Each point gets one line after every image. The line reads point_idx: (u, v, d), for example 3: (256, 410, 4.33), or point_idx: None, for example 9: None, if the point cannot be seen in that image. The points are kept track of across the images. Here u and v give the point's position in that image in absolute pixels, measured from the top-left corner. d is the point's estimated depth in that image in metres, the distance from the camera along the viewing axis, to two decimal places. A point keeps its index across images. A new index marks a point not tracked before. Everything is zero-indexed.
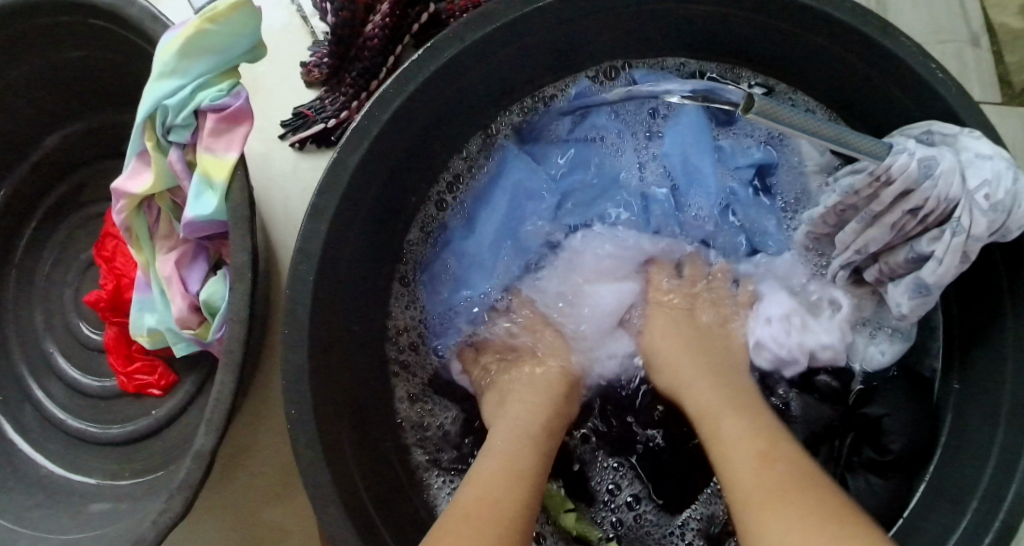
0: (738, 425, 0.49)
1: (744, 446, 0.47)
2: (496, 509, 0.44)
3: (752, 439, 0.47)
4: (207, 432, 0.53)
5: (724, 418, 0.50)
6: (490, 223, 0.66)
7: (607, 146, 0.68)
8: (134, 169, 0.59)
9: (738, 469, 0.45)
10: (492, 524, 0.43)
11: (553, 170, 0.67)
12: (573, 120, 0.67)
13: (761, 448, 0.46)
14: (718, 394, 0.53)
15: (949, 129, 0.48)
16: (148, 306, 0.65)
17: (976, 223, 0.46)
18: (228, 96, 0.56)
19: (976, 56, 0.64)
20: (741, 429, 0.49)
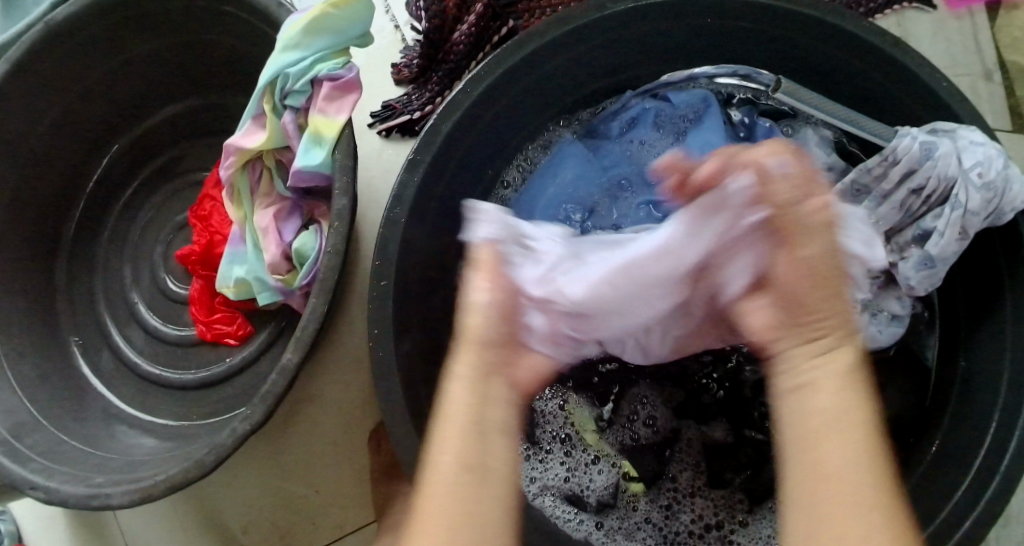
0: (862, 404, 0.41)
1: (832, 417, 0.41)
2: (467, 504, 0.40)
3: (863, 442, 0.40)
4: (294, 351, 0.60)
5: (818, 394, 0.42)
6: (548, 190, 0.73)
7: (648, 150, 0.74)
8: (248, 129, 0.68)
9: (840, 472, 0.39)
10: (455, 509, 0.39)
11: (605, 160, 0.74)
12: (622, 123, 0.73)
13: (867, 432, 0.40)
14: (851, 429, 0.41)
15: (949, 125, 0.58)
16: (239, 259, 0.71)
17: (972, 199, 0.56)
18: (343, 69, 0.65)
19: (988, 89, 0.76)
20: (846, 419, 0.40)
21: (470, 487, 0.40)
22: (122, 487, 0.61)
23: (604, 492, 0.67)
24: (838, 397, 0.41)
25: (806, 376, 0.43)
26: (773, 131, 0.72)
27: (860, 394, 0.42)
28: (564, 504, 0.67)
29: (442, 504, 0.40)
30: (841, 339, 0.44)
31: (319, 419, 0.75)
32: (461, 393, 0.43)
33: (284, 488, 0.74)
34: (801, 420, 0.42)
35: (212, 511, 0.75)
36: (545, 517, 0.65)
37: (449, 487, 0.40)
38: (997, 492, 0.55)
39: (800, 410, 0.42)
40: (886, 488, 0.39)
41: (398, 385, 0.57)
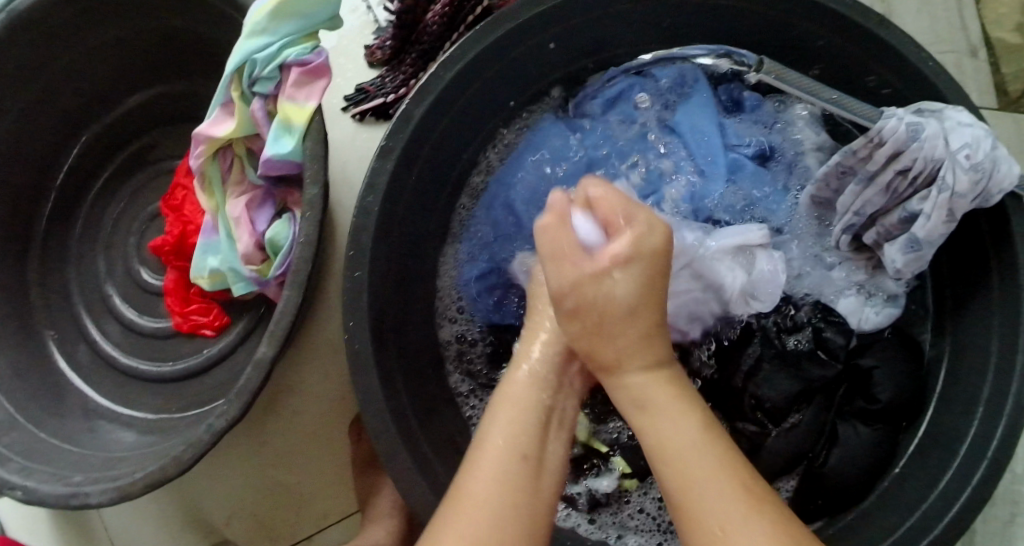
0: (685, 415, 0.45)
1: (684, 432, 0.44)
2: (515, 490, 0.45)
3: (708, 451, 0.43)
4: (269, 345, 0.58)
5: (656, 411, 0.45)
6: (530, 166, 0.71)
7: (635, 129, 0.72)
8: (216, 117, 0.66)
9: (709, 477, 0.42)
10: (510, 497, 0.45)
11: (588, 139, 0.72)
12: (606, 99, 0.71)
13: (699, 430, 0.44)
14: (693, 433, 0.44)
15: (935, 106, 0.56)
16: (213, 248, 0.70)
17: (959, 181, 0.55)
18: (311, 54, 0.63)
19: (974, 65, 0.75)
20: (688, 438, 0.44)
21: (525, 474, 0.46)
22: (100, 486, 0.60)
23: (596, 490, 0.66)
24: (676, 422, 0.45)
25: (613, 355, 0.47)
26: (760, 105, 0.71)
27: (677, 416, 0.45)
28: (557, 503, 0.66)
29: (485, 501, 0.44)
30: (655, 362, 0.47)
31: (301, 410, 0.73)
32: (519, 381, 0.51)
33: (267, 480, 0.73)
34: (653, 442, 0.45)
35: (195, 504, 0.74)
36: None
37: (495, 476, 0.45)
38: (984, 478, 0.55)
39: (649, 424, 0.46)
40: (729, 463, 0.43)
41: (374, 378, 0.56)
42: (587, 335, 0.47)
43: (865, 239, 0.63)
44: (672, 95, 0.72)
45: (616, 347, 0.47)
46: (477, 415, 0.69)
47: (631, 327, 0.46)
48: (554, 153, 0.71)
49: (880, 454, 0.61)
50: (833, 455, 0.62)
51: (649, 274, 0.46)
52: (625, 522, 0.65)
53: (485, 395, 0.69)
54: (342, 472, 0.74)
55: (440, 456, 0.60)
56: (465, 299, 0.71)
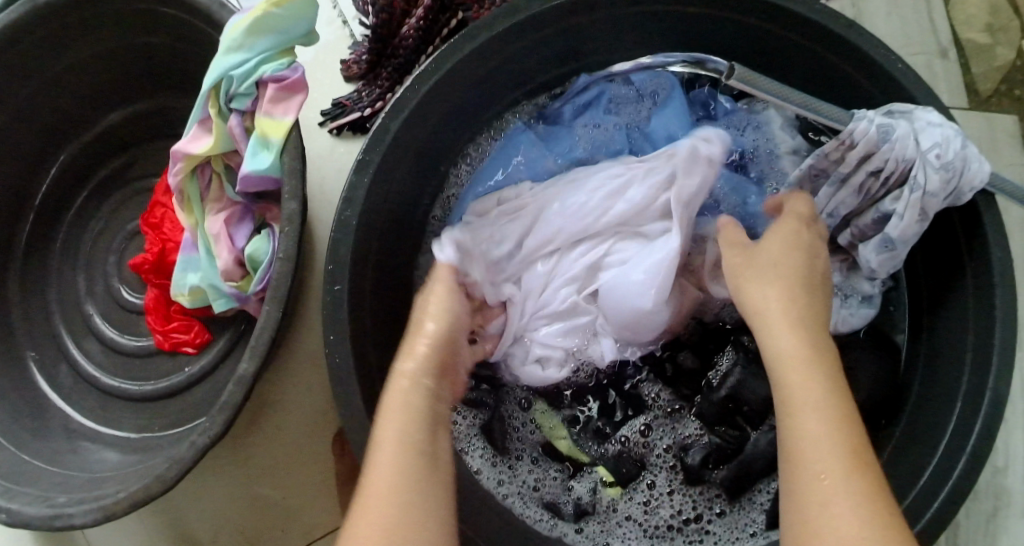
0: (827, 378, 0.45)
1: (816, 395, 0.44)
2: (411, 483, 0.45)
3: (825, 419, 0.43)
4: (249, 360, 0.58)
5: (795, 377, 0.45)
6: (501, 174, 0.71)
7: (605, 134, 0.72)
8: (194, 134, 0.66)
9: (820, 444, 0.43)
10: (402, 493, 0.44)
11: (555, 149, 0.72)
12: (576, 106, 0.72)
13: (840, 410, 0.44)
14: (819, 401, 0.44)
15: (905, 107, 0.57)
16: (193, 265, 0.70)
17: (930, 180, 0.56)
18: (287, 70, 0.63)
19: (943, 66, 0.75)
20: (833, 404, 0.44)
21: (418, 474, 0.46)
22: (84, 506, 0.60)
23: (582, 498, 0.66)
24: (812, 377, 0.45)
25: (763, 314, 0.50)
26: (732, 109, 0.72)
27: (821, 373, 0.45)
28: (543, 511, 0.65)
29: (389, 507, 0.44)
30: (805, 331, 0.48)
31: (283, 424, 0.73)
32: (404, 390, 0.50)
33: (252, 496, 0.73)
34: (789, 398, 0.45)
35: (179, 523, 0.74)
36: (526, 525, 0.64)
37: (392, 466, 0.46)
38: (963, 474, 0.55)
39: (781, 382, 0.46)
40: (854, 443, 0.42)
41: (355, 391, 0.56)
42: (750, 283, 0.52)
43: (840, 241, 0.64)
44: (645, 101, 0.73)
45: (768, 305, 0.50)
46: (462, 429, 0.67)
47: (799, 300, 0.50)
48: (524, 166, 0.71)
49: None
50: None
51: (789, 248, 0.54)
52: (610, 530, 0.66)
53: (469, 412, 0.67)
54: (323, 485, 0.73)
55: None
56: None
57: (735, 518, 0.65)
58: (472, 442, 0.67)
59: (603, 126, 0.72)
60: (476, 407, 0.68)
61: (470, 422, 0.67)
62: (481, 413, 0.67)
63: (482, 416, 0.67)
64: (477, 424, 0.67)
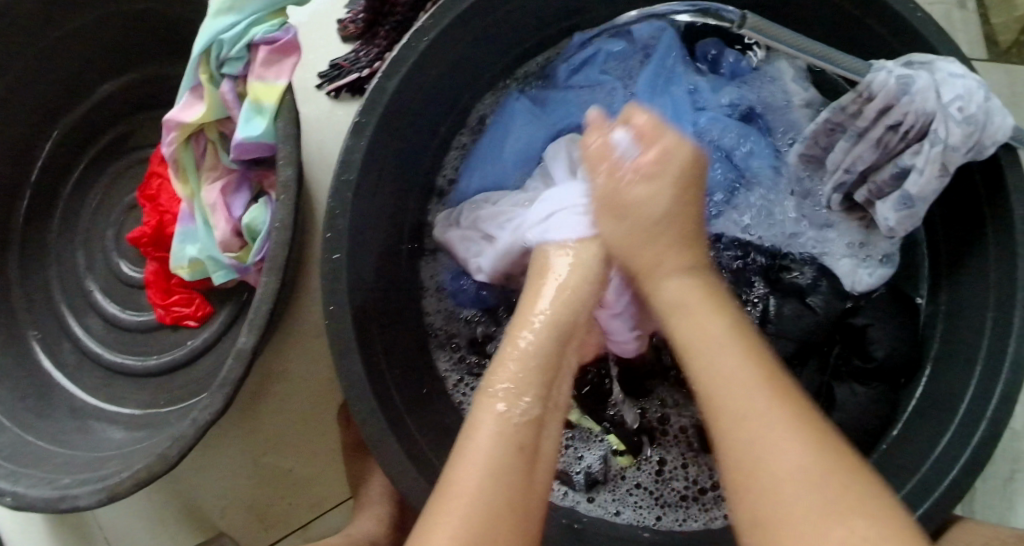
0: (774, 397, 0.46)
1: (781, 420, 0.44)
2: (510, 494, 0.46)
3: (800, 438, 0.44)
4: (249, 332, 0.56)
5: (754, 416, 0.45)
6: (501, 147, 0.70)
7: (602, 93, 0.70)
8: (187, 102, 0.64)
9: (796, 476, 0.42)
10: (489, 512, 0.45)
11: (553, 114, 0.70)
12: (572, 66, 0.69)
13: (806, 430, 0.44)
14: (757, 377, 0.47)
15: (926, 58, 0.54)
16: (192, 236, 0.68)
17: (951, 134, 0.53)
18: (279, 31, 0.61)
19: (962, 17, 0.72)
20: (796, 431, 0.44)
21: (520, 463, 0.48)
22: (89, 486, 0.59)
23: (592, 466, 0.64)
24: (727, 359, 0.48)
25: (701, 335, 0.50)
26: (739, 62, 0.69)
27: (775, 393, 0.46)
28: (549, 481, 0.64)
29: (476, 506, 0.45)
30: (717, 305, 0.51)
31: (288, 397, 0.72)
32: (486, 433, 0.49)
33: (258, 468, 0.73)
34: (713, 398, 0.47)
35: (186, 497, 0.73)
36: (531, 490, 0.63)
37: (490, 472, 0.46)
38: (984, 439, 0.54)
39: (705, 381, 0.48)
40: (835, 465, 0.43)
41: (357, 360, 0.55)
42: (676, 316, 0.52)
43: (857, 198, 0.61)
44: (641, 56, 0.70)
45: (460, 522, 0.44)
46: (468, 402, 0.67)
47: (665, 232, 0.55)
48: (521, 134, 0.70)
49: (881, 413, 0.62)
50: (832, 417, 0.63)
51: (705, 291, 0.53)
52: (617, 501, 0.64)
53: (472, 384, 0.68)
54: (330, 463, 0.73)
55: (428, 441, 0.59)
56: (445, 290, 0.70)
57: None
58: None
59: (600, 89, 0.70)
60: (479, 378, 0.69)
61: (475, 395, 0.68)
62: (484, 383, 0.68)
63: None
64: None
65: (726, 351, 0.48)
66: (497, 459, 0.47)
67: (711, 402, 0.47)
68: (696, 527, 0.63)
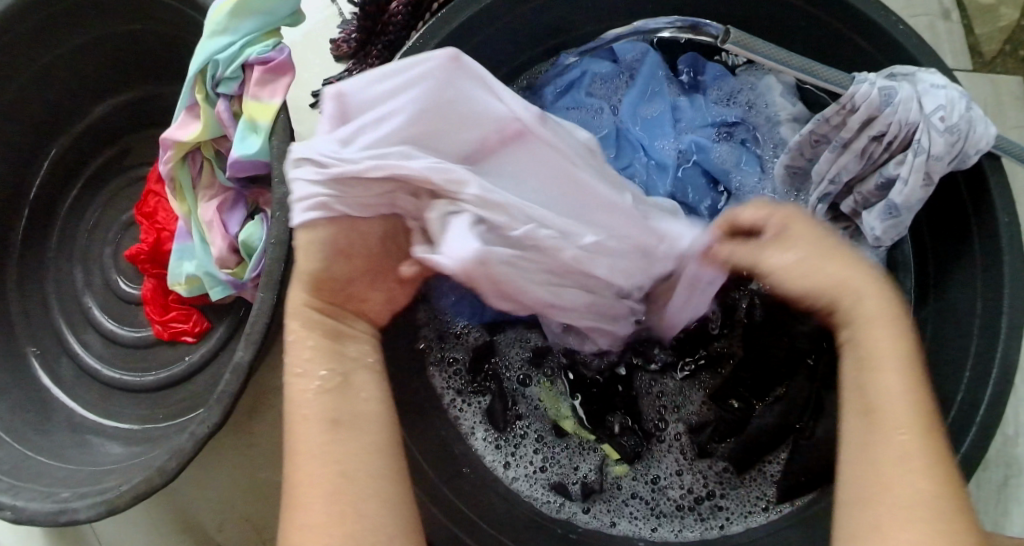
0: (915, 383, 0.42)
1: (903, 406, 0.42)
2: (347, 465, 0.44)
3: (910, 434, 0.41)
4: (247, 347, 0.57)
5: (881, 388, 0.42)
6: None
7: (587, 113, 0.70)
8: (182, 121, 0.65)
9: (892, 462, 0.41)
10: (333, 481, 0.43)
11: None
12: (558, 87, 0.71)
13: (921, 414, 0.42)
14: (895, 341, 0.44)
15: (907, 69, 0.55)
16: (188, 253, 0.70)
17: (935, 143, 0.53)
18: (273, 51, 0.62)
19: (948, 27, 0.73)
20: (911, 427, 0.41)
21: (349, 438, 0.45)
22: (89, 500, 0.59)
23: (588, 477, 0.65)
24: (881, 324, 0.44)
25: (839, 283, 0.45)
26: (721, 78, 0.71)
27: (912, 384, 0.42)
28: (548, 494, 0.64)
29: (318, 479, 0.43)
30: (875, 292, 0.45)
31: (285, 411, 0.73)
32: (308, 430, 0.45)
33: (256, 483, 0.73)
34: (861, 358, 0.44)
35: (186, 512, 0.74)
36: (530, 504, 0.64)
37: (320, 453, 0.44)
38: (974, 443, 0.55)
39: (852, 348, 0.45)
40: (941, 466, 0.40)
41: None
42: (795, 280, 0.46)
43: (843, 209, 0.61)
44: (625, 78, 0.71)
45: (324, 511, 0.42)
46: (466, 414, 0.66)
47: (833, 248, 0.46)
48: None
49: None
50: (817, 430, 0.62)
51: (872, 290, 0.45)
52: (614, 513, 0.64)
53: (473, 397, 0.66)
54: None
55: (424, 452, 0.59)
56: None
57: (747, 491, 0.64)
58: (477, 424, 0.65)
59: (585, 107, 0.70)
60: (479, 393, 0.66)
61: (476, 409, 0.66)
62: (484, 398, 0.66)
63: (485, 401, 0.66)
64: (483, 410, 0.66)
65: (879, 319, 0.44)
66: (326, 441, 0.44)
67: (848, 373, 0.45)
68: (694, 536, 0.64)
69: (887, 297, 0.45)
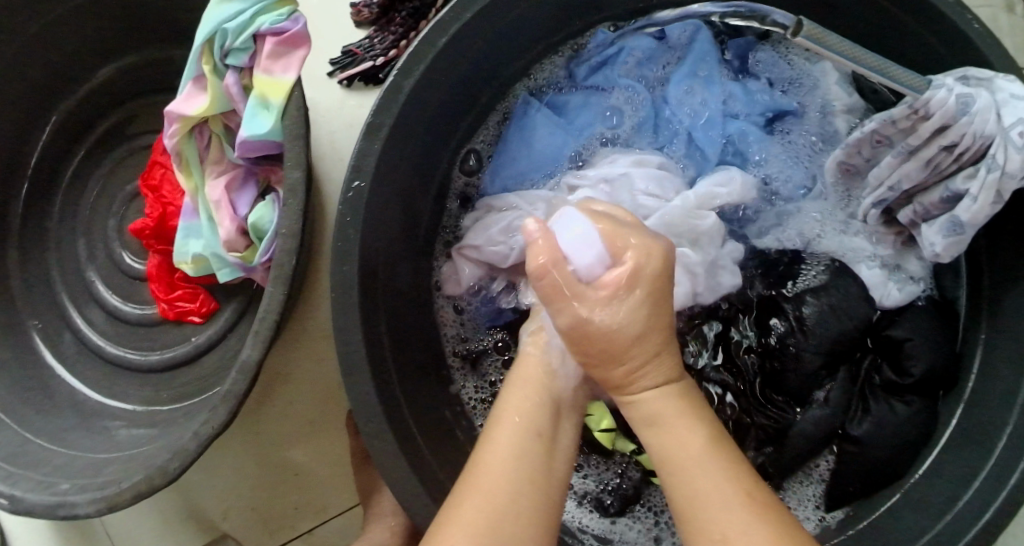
0: (716, 455, 0.44)
1: (685, 436, 0.45)
2: (529, 474, 0.46)
3: (723, 478, 0.43)
4: (253, 345, 0.54)
5: (669, 418, 0.46)
6: (527, 149, 0.68)
7: (621, 97, 0.69)
8: (189, 93, 0.61)
9: (732, 543, 0.40)
10: (506, 484, 0.45)
11: (576, 120, 0.69)
12: (594, 63, 0.69)
13: (704, 437, 0.45)
14: (682, 425, 0.45)
15: (984, 74, 0.52)
16: (195, 232, 0.65)
17: (1011, 160, 0.51)
18: (287, 21, 0.57)
19: (1011, 21, 0.70)
20: (685, 455, 0.44)
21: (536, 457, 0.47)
22: (90, 494, 0.57)
23: (620, 492, 0.66)
24: (685, 428, 0.45)
25: (640, 336, 0.46)
26: (771, 64, 0.70)
27: (688, 422, 0.46)
28: (583, 510, 0.66)
29: (498, 494, 0.44)
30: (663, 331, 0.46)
31: (295, 400, 0.70)
32: (504, 442, 0.47)
33: (262, 473, 0.71)
34: (665, 458, 0.45)
35: (192, 501, 0.72)
36: (572, 528, 0.65)
37: (512, 446, 0.47)
38: (1022, 478, 0.51)
39: (664, 455, 0.45)
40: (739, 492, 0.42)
41: (368, 374, 0.52)
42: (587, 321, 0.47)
43: (900, 217, 0.60)
44: (673, 55, 0.71)
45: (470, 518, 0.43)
46: None
47: (655, 306, 0.46)
48: (543, 142, 0.68)
49: (918, 430, 0.59)
50: (863, 427, 0.60)
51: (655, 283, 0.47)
52: (639, 525, 0.66)
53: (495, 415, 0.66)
54: (336, 470, 0.71)
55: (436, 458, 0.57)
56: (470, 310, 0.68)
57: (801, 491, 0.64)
58: None
59: (620, 91, 0.69)
60: None
61: None
62: None
63: None
64: None
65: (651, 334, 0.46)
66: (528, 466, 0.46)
67: (644, 420, 0.47)
68: None
69: (673, 362, 0.47)
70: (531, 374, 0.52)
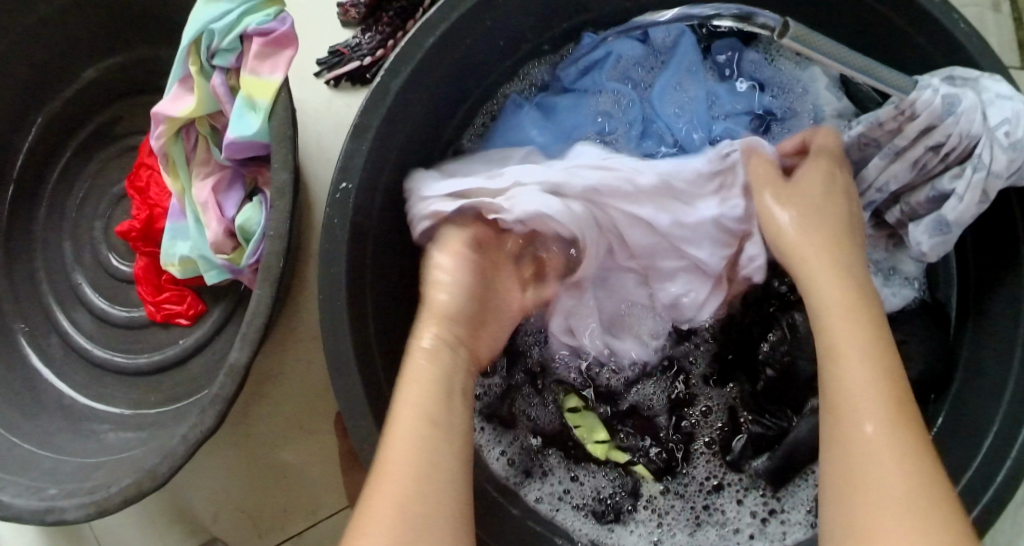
0: (878, 360, 0.47)
1: (872, 380, 0.46)
2: (419, 478, 0.46)
3: (876, 378, 0.46)
4: (241, 347, 0.53)
5: (841, 317, 0.49)
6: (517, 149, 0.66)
7: (609, 100, 0.69)
8: (175, 94, 0.61)
9: (886, 442, 0.43)
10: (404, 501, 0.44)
11: (565, 121, 0.68)
12: (581, 65, 0.69)
13: (889, 384, 0.46)
14: (843, 302, 0.50)
15: (970, 74, 0.52)
16: (181, 233, 0.65)
17: (997, 159, 0.51)
18: (275, 21, 0.57)
19: (996, 20, 0.70)
20: (877, 392, 0.45)
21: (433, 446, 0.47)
22: (78, 498, 0.57)
23: (615, 499, 0.66)
24: (854, 325, 0.48)
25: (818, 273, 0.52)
26: (756, 66, 0.70)
27: (868, 324, 0.49)
28: (580, 516, 0.65)
29: (395, 506, 0.44)
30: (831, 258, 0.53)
31: (284, 401, 0.70)
32: (401, 446, 0.47)
33: (252, 475, 0.71)
34: (831, 346, 0.49)
35: (181, 504, 0.71)
36: (568, 533, 0.64)
37: (407, 452, 0.46)
38: (1010, 475, 0.51)
39: (828, 350, 0.49)
40: (890, 388, 0.46)
41: (357, 376, 0.52)
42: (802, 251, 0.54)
43: (887, 217, 0.60)
44: (659, 58, 0.70)
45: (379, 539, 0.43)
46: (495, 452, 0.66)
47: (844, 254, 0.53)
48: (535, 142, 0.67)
49: None
50: None
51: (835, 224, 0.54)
52: (640, 530, 0.65)
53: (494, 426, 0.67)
54: (326, 471, 0.71)
55: None
56: None
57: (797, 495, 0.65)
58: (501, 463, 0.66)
59: (607, 94, 0.69)
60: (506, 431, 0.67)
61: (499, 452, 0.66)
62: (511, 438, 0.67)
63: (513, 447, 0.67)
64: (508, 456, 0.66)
65: (821, 261, 0.53)
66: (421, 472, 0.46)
67: (824, 334, 0.49)
68: None
69: (849, 285, 0.51)
70: (422, 370, 0.52)
